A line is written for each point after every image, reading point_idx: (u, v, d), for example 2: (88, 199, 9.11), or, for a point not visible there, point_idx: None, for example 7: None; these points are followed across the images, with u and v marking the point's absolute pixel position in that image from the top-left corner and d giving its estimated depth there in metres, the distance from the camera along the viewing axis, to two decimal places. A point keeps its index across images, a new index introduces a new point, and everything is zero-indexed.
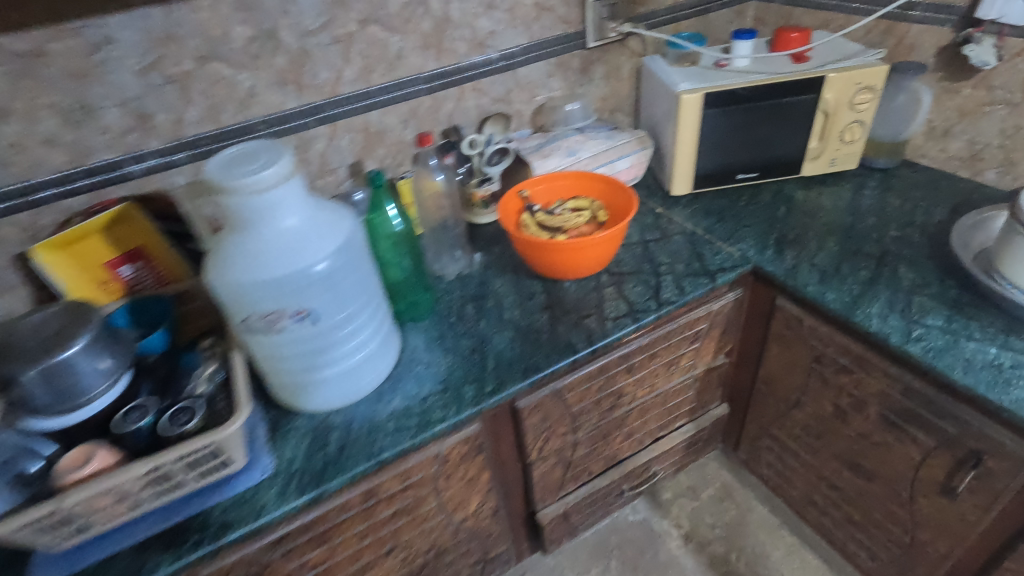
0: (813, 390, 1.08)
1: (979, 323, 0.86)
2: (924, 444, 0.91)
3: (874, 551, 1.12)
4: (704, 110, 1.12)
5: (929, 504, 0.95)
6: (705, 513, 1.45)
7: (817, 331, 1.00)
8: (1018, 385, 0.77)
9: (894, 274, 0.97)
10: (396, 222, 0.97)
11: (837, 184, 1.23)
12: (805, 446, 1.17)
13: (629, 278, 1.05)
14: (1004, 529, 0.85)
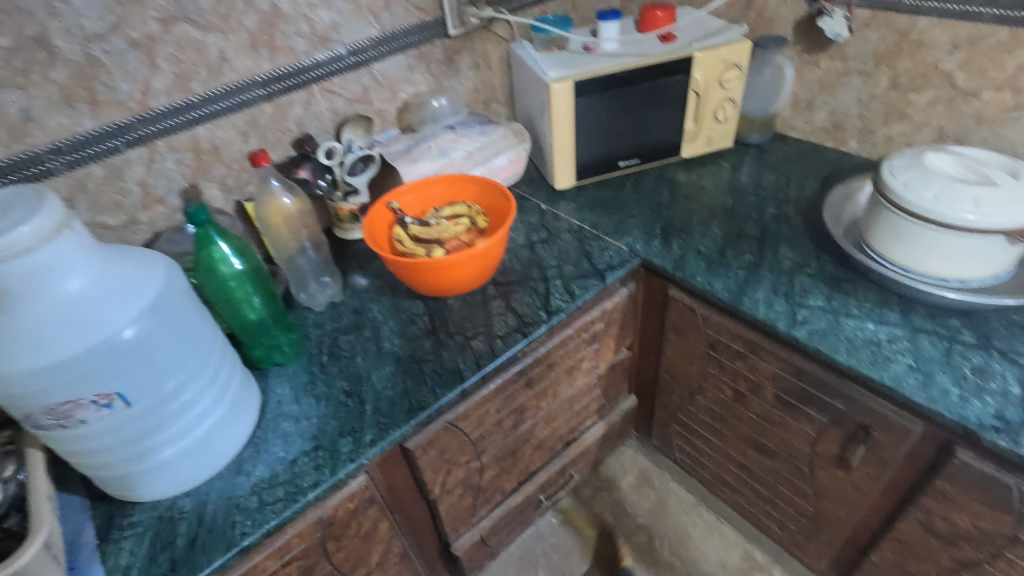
0: (712, 376, 1.07)
1: (856, 299, 0.87)
2: (818, 422, 0.92)
3: (783, 522, 1.14)
4: (576, 98, 1.05)
5: (827, 477, 0.97)
6: (627, 503, 1.43)
7: (710, 319, 0.98)
8: (897, 360, 0.78)
9: (776, 255, 0.96)
10: (232, 262, 0.82)
11: (716, 164, 1.22)
12: (711, 430, 1.17)
13: (516, 286, 0.98)
14: (895, 494, 0.88)
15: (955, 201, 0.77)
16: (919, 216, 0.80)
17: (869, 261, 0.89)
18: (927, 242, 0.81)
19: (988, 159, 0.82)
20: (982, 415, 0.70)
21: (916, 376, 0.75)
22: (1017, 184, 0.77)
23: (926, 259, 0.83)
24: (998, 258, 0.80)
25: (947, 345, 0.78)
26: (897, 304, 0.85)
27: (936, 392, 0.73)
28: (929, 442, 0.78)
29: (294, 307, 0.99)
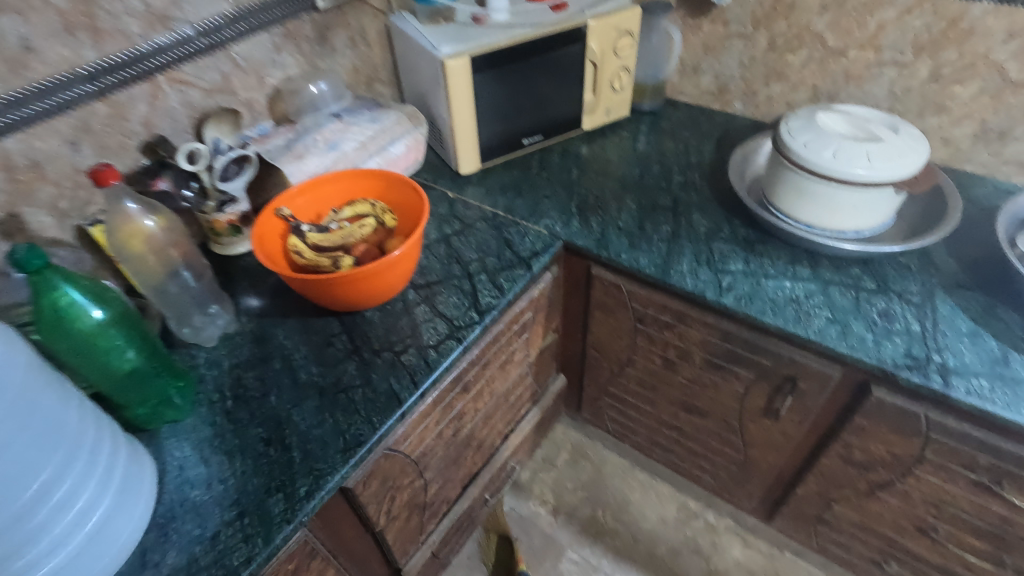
0: (641, 348, 1.08)
1: (770, 259, 0.90)
2: (745, 378, 0.96)
3: (715, 472, 1.21)
4: (472, 76, 0.97)
5: (756, 427, 1.02)
6: (565, 479, 1.45)
7: (636, 294, 0.98)
8: (817, 315, 0.82)
9: (691, 223, 0.98)
10: (93, 313, 0.66)
11: (616, 134, 1.21)
12: (642, 398, 1.19)
13: (439, 287, 0.90)
14: (817, 433, 0.95)
15: (852, 158, 0.82)
16: (821, 174, 0.83)
17: (777, 220, 0.92)
18: (829, 198, 0.86)
19: (869, 114, 0.88)
20: (896, 356, 0.76)
21: (836, 327, 0.80)
22: (899, 137, 0.83)
23: (828, 214, 0.88)
24: (887, 207, 0.87)
25: (855, 294, 0.84)
26: (806, 260, 0.90)
27: (855, 340, 0.78)
28: (848, 384, 0.84)
29: (177, 346, 0.82)
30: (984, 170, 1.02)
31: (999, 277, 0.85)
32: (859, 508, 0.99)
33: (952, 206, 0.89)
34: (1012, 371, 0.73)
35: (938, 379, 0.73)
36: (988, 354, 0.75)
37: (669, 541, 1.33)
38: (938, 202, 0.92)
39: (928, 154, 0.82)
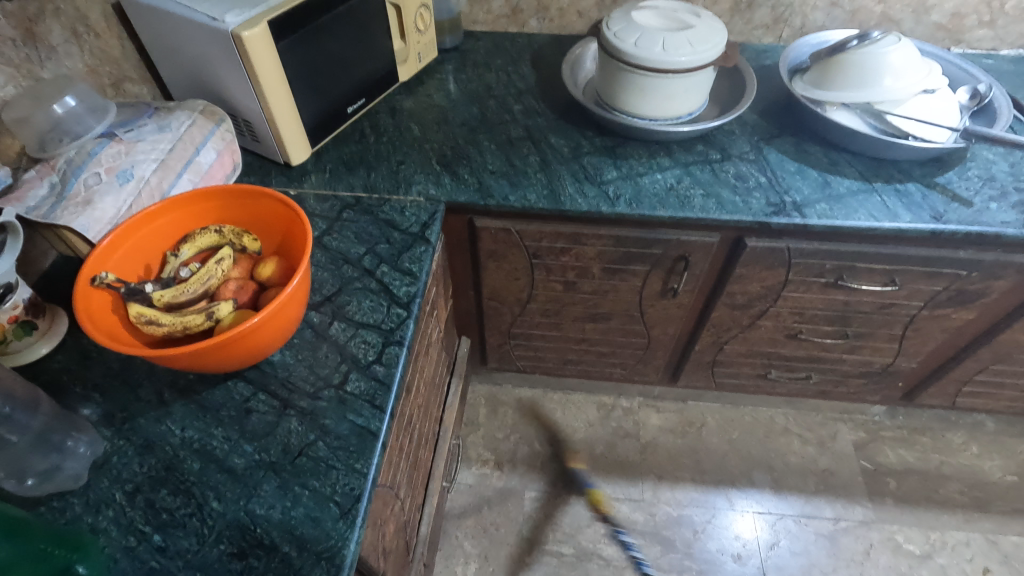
0: (540, 282, 1.10)
1: (634, 158, 0.97)
2: (641, 272, 1.04)
3: (623, 363, 1.32)
4: (275, 45, 0.80)
5: (656, 309, 1.13)
6: (492, 432, 1.46)
7: (527, 232, 0.98)
8: (691, 194, 0.92)
9: (553, 147, 0.99)
10: None
11: (433, 80, 1.14)
12: (547, 327, 1.23)
13: (342, 297, 0.78)
14: (706, 294, 1.09)
15: (678, 48, 0.89)
16: (656, 68, 0.89)
17: (625, 119, 0.98)
18: (664, 89, 0.93)
19: (670, 6, 0.96)
20: (762, 207, 0.90)
21: (712, 200, 0.91)
22: (704, 21, 0.92)
23: (665, 103, 0.95)
24: (707, 86, 0.98)
25: (710, 167, 0.96)
26: (660, 150, 0.99)
27: (729, 204, 0.90)
28: (725, 243, 0.97)
29: (26, 506, 0.59)
30: (743, 37, 1.21)
31: (791, 121, 1.04)
32: (745, 340, 1.19)
33: (745, 72, 1.04)
34: (836, 190, 0.92)
35: (796, 213, 0.89)
36: (816, 183, 0.93)
37: (602, 438, 1.45)
38: (734, 71, 1.07)
39: (726, 31, 0.93)
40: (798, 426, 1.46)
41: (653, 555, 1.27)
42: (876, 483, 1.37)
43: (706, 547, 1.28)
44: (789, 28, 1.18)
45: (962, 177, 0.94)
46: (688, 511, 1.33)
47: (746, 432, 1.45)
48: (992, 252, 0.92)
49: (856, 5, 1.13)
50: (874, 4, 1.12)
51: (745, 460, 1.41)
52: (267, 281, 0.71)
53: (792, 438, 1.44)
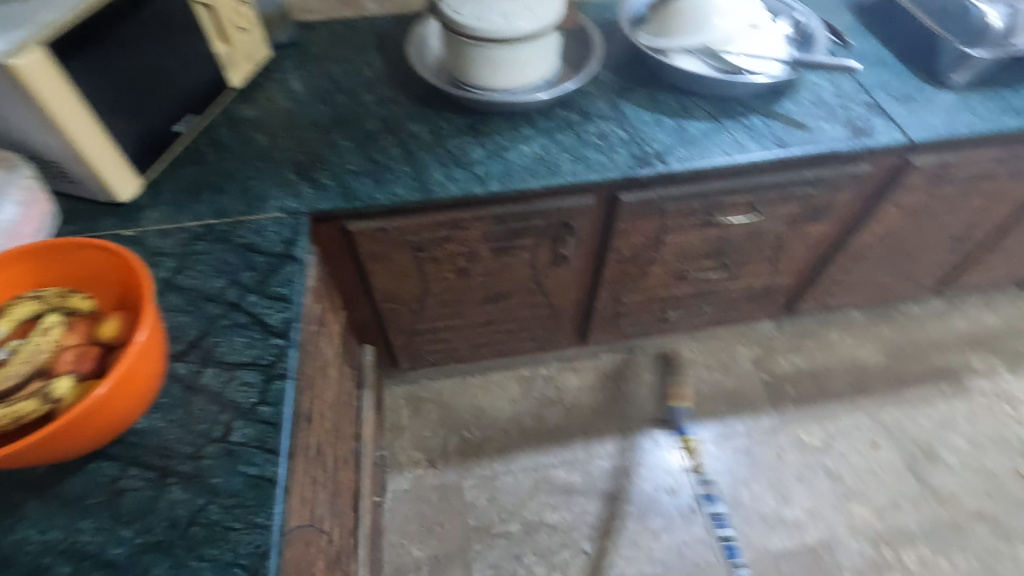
0: (431, 274, 1.06)
1: (498, 133, 0.95)
2: (529, 245, 1.04)
3: (534, 334, 1.33)
4: (64, 69, 0.69)
5: (551, 278, 1.14)
6: (418, 432, 1.43)
7: (405, 227, 0.93)
8: (560, 160, 0.92)
9: (414, 135, 0.95)
10: None
11: (272, 81, 1.04)
12: (450, 317, 1.20)
13: (210, 340, 0.71)
14: (595, 253, 1.11)
15: (518, 15, 0.87)
16: (501, 39, 0.87)
17: (481, 96, 0.95)
18: (514, 58, 0.91)
19: None
20: (627, 162, 0.92)
21: (579, 163, 0.91)
22: None
23: (517, 74, 0.93)
24: (555, 50, 0.97)
25: (573, 130, 0.96)
26: (522, 121, 0.98)
27: (596, 164, 0.91)
28: (602, 202, 0.99)
29: None
30: None
31: (642, 73, 1.06)
32: (640, 289, 1.24)
33: (590, 30, 1.05)
34: (691, 134, 0.96)
35: (659, 163, 0.91)
36: (672, 130, 0.96)
37: (528, 411, 1.46)
38: (579, 30, 1.07)
39: None
40: (703, 355, 1.56)
41: (596, 510, 1.32)
42: (776, 391, 1.50)
43: (642, 488, 1.35)
44: None
45: (797, 103, 1.01)
46: (620, 459, 1.39)
47: (659, 372, 1.53)
48: (832, 168, 1.00)
49: None
50: None
51: (662, 398, 1.49)
52: (109, 342, 0.62)
53: (699, 367, 1.54)
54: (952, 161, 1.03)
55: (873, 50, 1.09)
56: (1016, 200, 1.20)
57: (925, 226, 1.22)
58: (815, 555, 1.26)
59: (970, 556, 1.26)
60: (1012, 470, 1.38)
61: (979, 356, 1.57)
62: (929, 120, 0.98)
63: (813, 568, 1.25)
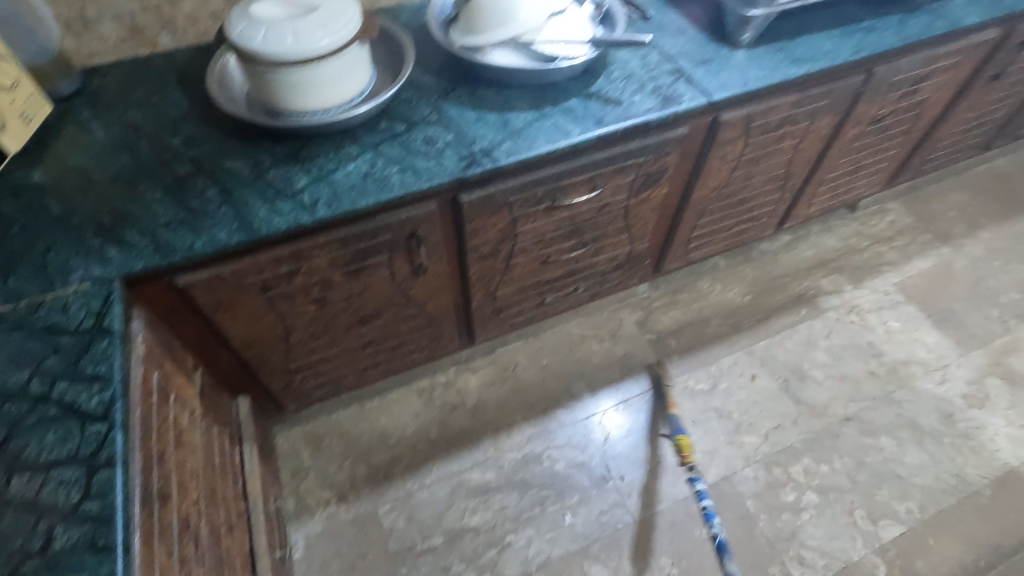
0: (288, 311, 1.02)
1: (321, 157, 0.92)
2: (383, 261, 1.02)
3: (419, 346, 1.31)
4: None
5: (417, 288, 1.13)
6: (322, 470, 1.37)
7: (241, 270, 0.88)
8: (389, 174, 0.90)
9: (231, 172, 0.90)
10: None
11: (60, 138, 0.94)
12: (324, 349, 1.16)
13: (15, 443, 0.63)
14: (454, 256, 1.11)
15: (311, 33, 0.84)
16: (299, 60, 0.84)
17: (296, 120, 0.91)
18: (320, 77, 0.88)
19: None
20: (456, 164, 0.92)
21: (409, 173, 0.90)
22: None
23: (329, 92, 0.91)
24: (364, 62, 0.95)
25: (399, 141, 0.95)
26: (345, 139, 0.95)
27: (425, 172, 0.91)
28: (445, 206, 0.99)
29: None
30: None
31: (461, 71, 1.07)
32: (510, 281, 1.25)
33: (399, 35, 1.04)
34: (515, 126, 0.98)
35: (488, 160, 0.93)
36: (496, 124, 0.98)
37: (433, 422, 1.45)
38: (390, 37, 1.06)
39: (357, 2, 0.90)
40: (591, 328, 1.62)
41: (515, 502, 1.33)
42: (662, 347, 1.59)
43: (557, 469, 1.38)
44: None
45: (610, 81, 1.06)
46: (530, 447, 1.41)
47: (553, 354, 1.57)
48: (653, 136, 1.06)
49: None
50: None
51: (560, 378, 1.53)
52: None
53: (590, 340, 1.60)
54: (755, 112, 1.13)
55: (671, 20, 1.17)
56: (821, 136, 1.34)
57: (752, 173, 1.33)
58: (718, 491, 1.35)
59: (845, 456, 1.41)
60: (867, 371, 1.55)
61: (826, 277, 1.74)
62: (726, 79, 1.07)
63: (719, 503, 1.34)
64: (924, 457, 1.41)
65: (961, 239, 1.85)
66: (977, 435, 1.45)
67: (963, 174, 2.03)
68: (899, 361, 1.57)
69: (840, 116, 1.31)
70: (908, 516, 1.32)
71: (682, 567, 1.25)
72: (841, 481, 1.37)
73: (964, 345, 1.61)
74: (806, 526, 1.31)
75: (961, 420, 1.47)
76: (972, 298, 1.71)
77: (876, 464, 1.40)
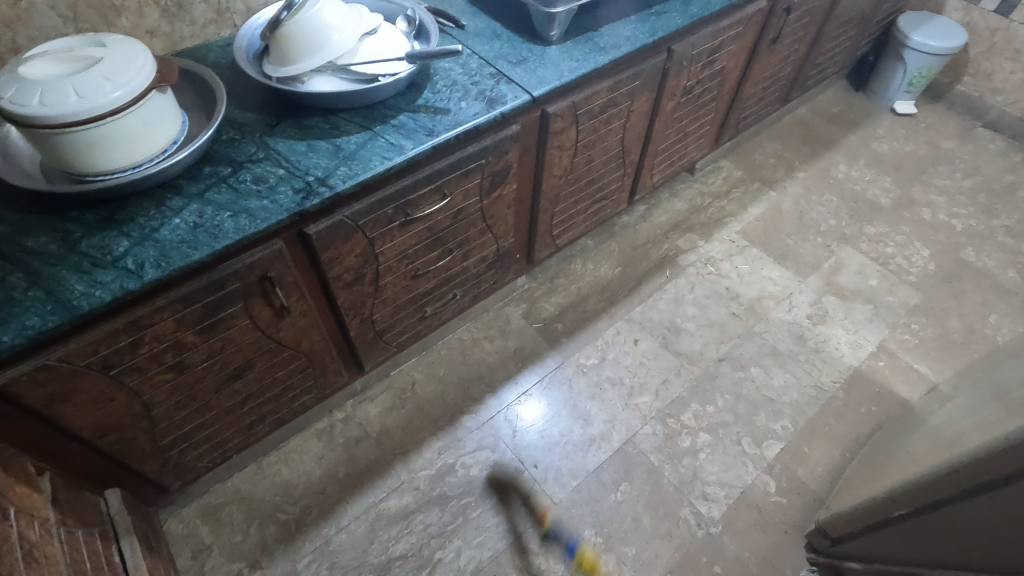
0: (141, 386, 0.94)
1: (141, 216, 0.86)
2: (238, 310, 0.97)
3: (304, 388, 1.26)
4: None
5: (285, 330, 1.08)
6: (225, 543, 1.27)
7: (71, 354, 0.80)
8: (221, 220, 0.86)
9: (34, 251, 0.81)
10: None
11: None
12: (197, 415, 1.08)
13: None
14: (317, 290, 1.09)
15: (97, 88, 0.78)
16: (90, 118, 0.78)
17: (104, 183, 0.84)
18: (120, 132, 0.82)
19: (64, 46, 0.83)
20: (292, 198, 0.90)
21: (242, 216, 0.87)
22: (113, 48, 0.83)
23: (136, 146, 0.85)
24: (170, 109, 0.90)
25: (227, 184, 0.91)
26: (166, 193, 0.89)
27: (260, 212, 0.88)
28: (293, 242, 0.96)
29: None
30: (200, 39, 1.15)
31: (283, 103, 1.05)
32: (384, 302, 1.24)
33: (206, 74, 0.99)
34: (347, 150, 0.97)
35: (325, 188, 0.91)
36: (328, 152, 0.97)
37: (338, 461, 1.40)
38: (199, 79, 1.01)
39: (145, 48, 0.85)
40: (481, 330, 1.65)
41: (437, 518, 1.33)
42: (550, 333, 1.66)
43: (472, 475, 1.39)
44: (238, 15, 1.17)
45: (435, 92, 1.08)
46: (442, 459, 1.41)
47: (448, 363, 1.58)
48: (487, 138, 1.10)
49: None
50: None
51: (459, 385, 1.54)
52: None
53: (481, 342, 1.63)
54: (577, 101, 1.22)
55: (485, 25, 1.23)
56: (644, 112, 1.47)
57: (591, 156, 1.43)
58: (624, 454, 1.44)
59: (725, 393, 1.55)
60: (730, 313, 1.73)
61: (681, 237, 1.91)
62: (543, 74, 1.14)
63: (626, 465, 1.42)
64: (788, 378, 1.59)
65: (783, 182, 2.11)
66: (825, 348, 1.66)
67: (774, 126, 2.31)
68: (754, 298, 1.76)
69: (655, 92, 1.44)
70: (785, 431, 1.49)
71: (606, 534, 1.32)
72: (726, 416, 1.51)
73: (801, 273, 1.84)
74: (705, 465, 1.42)
75: (811, 337, 1.68)
76: (801, 231, 1.96)
77: (751, 393, 1.56)
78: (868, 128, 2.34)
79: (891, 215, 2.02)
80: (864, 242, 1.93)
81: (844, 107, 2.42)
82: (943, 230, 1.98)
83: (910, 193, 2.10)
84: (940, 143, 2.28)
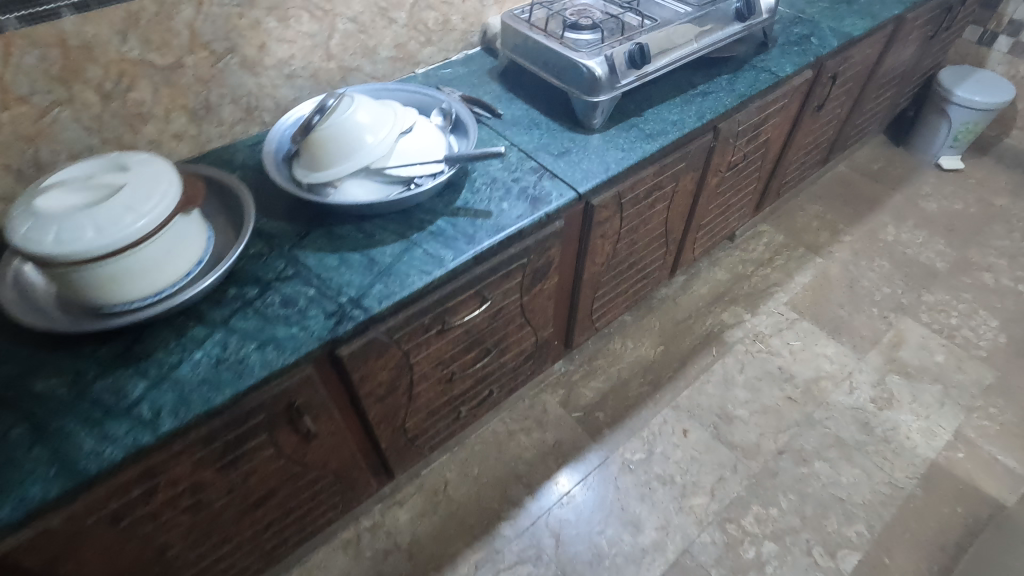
0: (155, 532, 0.84)
1: (159, 350, 0.78)
2: (262, 441, 0.88)
3: (331, 504, 1.16)
4: None
5: (312, 452, 0.99)
6: None
7: (77, 515, 0.71)
8: (246, 353, 0.78)
9: (42, 398, 0.73)
10: None
11: None
12: (215, 549, 0.98)
13: None
14: (346, 407, 0.99)
15: (118, 218, 0.72)
16: (110, 252, 0.71)
17: (122, 316, 0.77)
18: (143, 261, 0.75)
19: (84, 172, 0.77)
20: (323, 323, 0.82)
21: (269, 348, 0.79)
22: (136, 171, 0.77)
23: (158, 273, 0.78)
24: (195, 229, 0.83)
25: (252, 309, 0.83)
26: (188, 320, 0.82)
27: (289, 342, 0.80)
28: (323, 365, 0.88)
29: None
30: (228, 138, 1.10)
31: (314, 210, 0.98)
32: (417, 408, 1.15)
33: (233, 185, 0.93)
34: (382, 264, 0.89)
35: (358, 311, 0.83)
36: (362, 266, 0.89)
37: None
38: (226, 189, 0.95)
39: (170, 166, 0.79)
40: (516, 421, 1.54)
41: None
42: (591, 422, 1.54)
43: None
44: (267, 112, 1.12)
45: (474, 191, 1.01)
46: None
47: (483, 460, 1.46)
48: (530, 238, 1.02)
49: (312, 70, 1.13)
50: (326, 63, 1.14)
51: (495, 486, 1.42)
52: None
53: (517, 435, 1.51)
54: (623, 190, 1.14)
55: (523, 113, 1.17)
56: (688, 191, 1.38)
57: (634, 240, 1.34)
58: (681, 568, 1.29)
59: (789, 492, 1.41)
60: (786, 397, 1.59)
61: (725, 311, 1.80)
62: (587, 167, 1.07)
63: None
64: (857, 473, 1.44)
65: (828, 247, 1.99)
66: (895, 437, 1.51)
67: (813, 185, 2.22)
68: (810, 379, 1.63)
69: (700, 171, 1.36)
70: (860, 539, 1.33)
71: None
72: (792, 521, 1.36)
73: (859, 349, 1.70)
74: None
75: (878, 424, 1.53)
76: (854, 302, 1.83)
77: (818, 492, 1.41)
78: (913, 185, 2.24)
79: (950, 281, 1.89)
80: (924, 313, 1.80)
81: (885, 163, 2.33)
82: (1009, 297, 1.84)
83: (968, 256, 1.97)
84: (992, 201, 2.16)
